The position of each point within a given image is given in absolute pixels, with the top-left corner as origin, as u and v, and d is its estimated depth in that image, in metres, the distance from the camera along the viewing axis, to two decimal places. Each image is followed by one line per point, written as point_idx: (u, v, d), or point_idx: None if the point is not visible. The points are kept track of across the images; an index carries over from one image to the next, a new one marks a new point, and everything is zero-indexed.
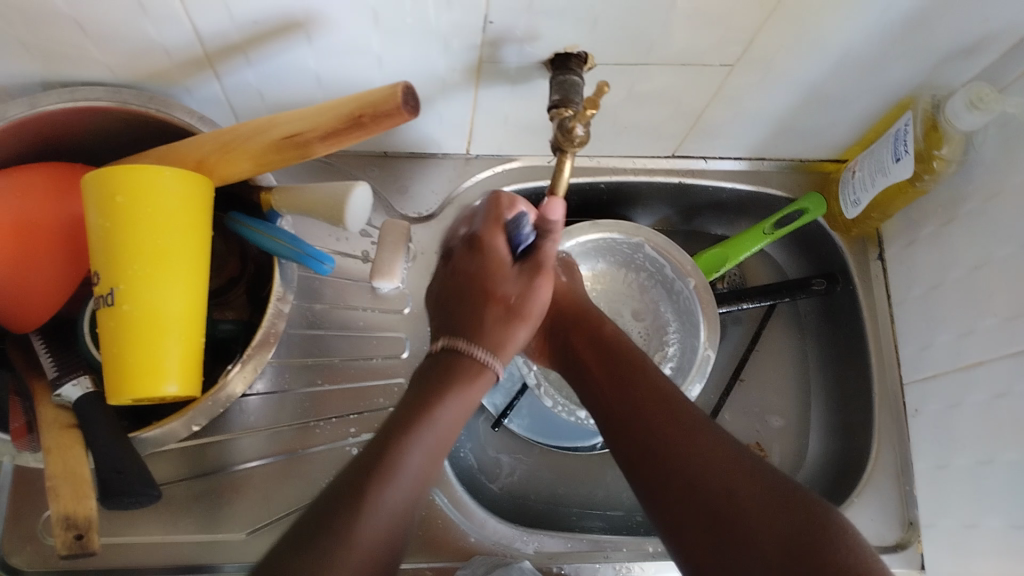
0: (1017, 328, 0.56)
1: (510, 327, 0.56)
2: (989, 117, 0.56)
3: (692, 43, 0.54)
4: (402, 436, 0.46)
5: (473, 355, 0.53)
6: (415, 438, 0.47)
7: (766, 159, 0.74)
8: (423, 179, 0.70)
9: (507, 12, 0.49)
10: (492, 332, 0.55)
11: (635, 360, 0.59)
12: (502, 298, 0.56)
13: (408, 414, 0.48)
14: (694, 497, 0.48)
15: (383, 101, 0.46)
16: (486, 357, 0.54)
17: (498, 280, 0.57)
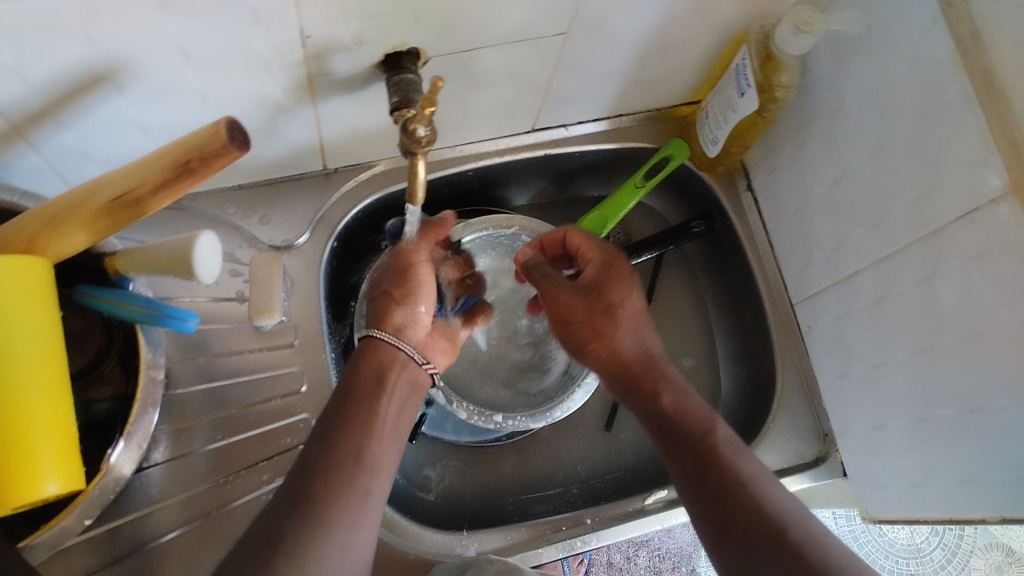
0: (882, 234, 0.58)
1: (411, 310, 0.61)
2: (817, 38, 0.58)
3: (520, 19, 0.53)
4: (329, 460, 0.49)
5: (383, 340, 0.58)
6: (350, 462, 0.50)
7: (624, 115, 0.74)
8: (285, 204, 0.68)
9: (322, 23, 0.47)
10: (397, 316, 0.60)
11: (644, 366, 0.57)
12: (409, 288, 0.61)
13: (327, 438, 0.51)
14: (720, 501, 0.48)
15: (209, 141, 0.43)
16: (393, 339, 0.59)
17: (411, 276, 0.62)
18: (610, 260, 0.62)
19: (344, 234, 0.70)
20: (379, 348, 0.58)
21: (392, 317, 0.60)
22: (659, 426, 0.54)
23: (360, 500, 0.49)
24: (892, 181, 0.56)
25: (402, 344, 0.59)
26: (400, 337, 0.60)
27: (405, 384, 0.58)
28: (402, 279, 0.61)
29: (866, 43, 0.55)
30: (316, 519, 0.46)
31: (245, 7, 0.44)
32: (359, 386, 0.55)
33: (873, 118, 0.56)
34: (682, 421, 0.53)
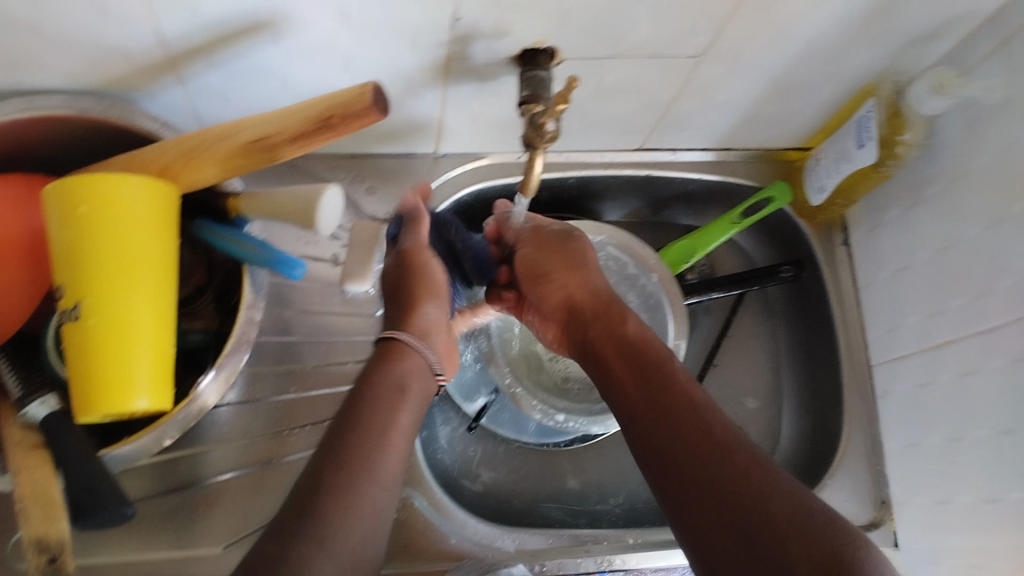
0: (981, 307, 0.57)
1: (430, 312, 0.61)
2: (950, 103, 0.57)
3: (660, 36, 0.54)
4: (359, 434, 0.50)
5: (403, 343, 0.58)
6: (378, 440, 0.50)
7: (732, 150, 0.75)
8: (392, 180, 0.69)
9: (475, 8, 0.49)
10: (421, 322, 0.60)
11: (659, 353, 0.56)
12: (432, 291, 0.62)
13: (355, 411, 0.51)
14: (713, 502, 0.45)
15: (353, 101, 0.45)
16: (415, 342, 0.59)
17: (437, 282, 0.62)
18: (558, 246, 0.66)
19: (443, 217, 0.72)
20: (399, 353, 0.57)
21: (415, 321, 0.60)
22: (657, 428, 0.51)
23: (386, 482, 0.49)
24: (1003, 255, 0.55)
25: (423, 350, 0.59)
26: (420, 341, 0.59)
27: (421, 393, 0.55)
28: (420, 283, 0.61)
29: (1000, 115, 0.55)
30: (347, 494, 0.46)
31: None
32: (371, 392, 0.53)
33: (993, 190, 0.56)
34: (682, 420, 0.50)
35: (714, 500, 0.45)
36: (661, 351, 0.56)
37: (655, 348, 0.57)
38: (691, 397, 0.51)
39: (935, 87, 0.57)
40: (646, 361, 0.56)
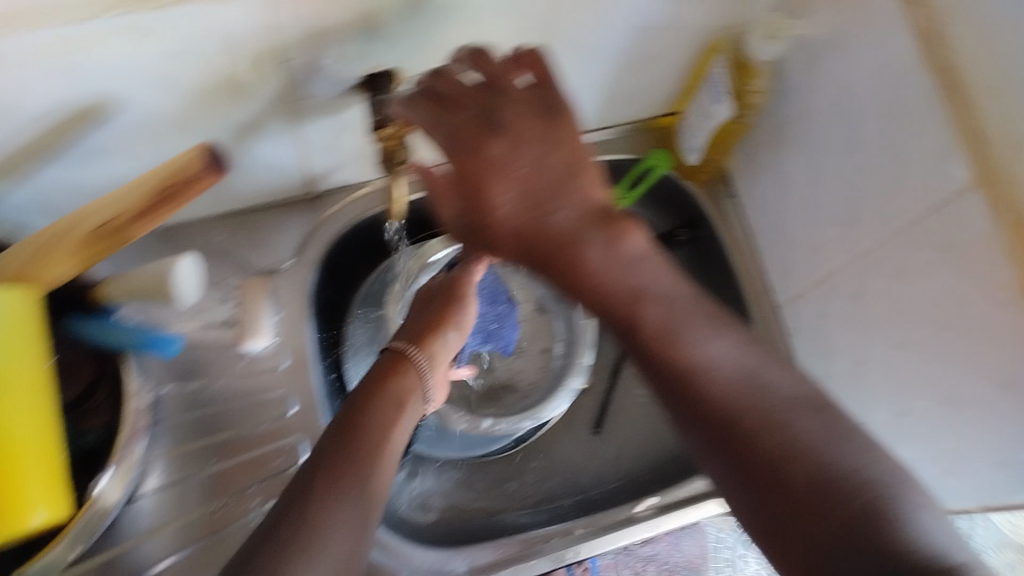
0: (855, 233, 0.58)
1: (444, 338, 0.64)
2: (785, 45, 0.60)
3: (494, 37, 0.54)
4: (335, 479, 0.48)
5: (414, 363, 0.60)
6: (356, 486, 0.48)
7: (607, 127, 0.75)
8: (271, 231, 0.68)
9: (299, 50, 0.48)
10: (433, 343, 0.63)
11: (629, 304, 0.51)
12: (454, 319, 0.65)
13: (336, 454, 0.50)
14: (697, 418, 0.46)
15: (187, 166, 0.44)
16: (425, 369, 0.61)
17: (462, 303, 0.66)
18: (531, 161, 0.51)
19: (333, 255, 0.70)
20: (409, 371, 0.59)
21: (431, 342, 0.63)
22: (695, 421, 0.46)
23: (361, 533, 0.47)
24: (863, 180, 0.56)
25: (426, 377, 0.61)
26: (427, 367, 0.61)
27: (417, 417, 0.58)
28: (447, 307, 0.66)
29: (830, 44, 0.56)
30: (318, 544, 0.43)
31: (217, 37, 0.44)
32: (379, 400, 0.55)
33: (841, 119, 0.57)
34: (693, 402, 0.47)
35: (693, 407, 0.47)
36: (618, 277, 0.52)
37: (586, 269, 0.52)
38: (689, 364, 0.47)
39: (767, 35, 0.59)
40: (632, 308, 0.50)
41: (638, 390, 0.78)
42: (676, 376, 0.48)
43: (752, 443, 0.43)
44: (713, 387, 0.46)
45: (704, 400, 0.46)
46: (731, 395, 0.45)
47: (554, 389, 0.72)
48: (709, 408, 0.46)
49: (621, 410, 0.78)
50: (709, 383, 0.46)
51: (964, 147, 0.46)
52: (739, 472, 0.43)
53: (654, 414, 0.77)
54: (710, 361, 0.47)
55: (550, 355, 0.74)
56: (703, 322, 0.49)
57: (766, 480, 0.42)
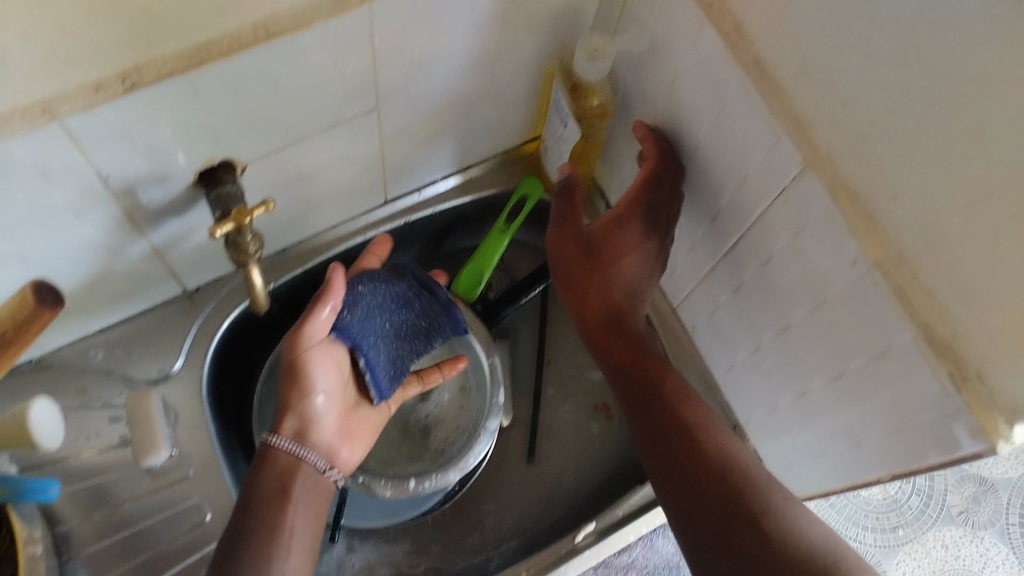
0: (720, 227, 0.59)
1: (308, 412, 0.60)
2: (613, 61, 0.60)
3: (322, 108, 0.54)
4: None
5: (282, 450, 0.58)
6: None
7: (474, 165, 0.76)
8: (151, 338, 0.66)
9: (116, 160, 0.47)
10: (295, 421, 0.60)
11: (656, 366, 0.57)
12: (307, 386, 0.59)
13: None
14: (684, 468, 0.51)
15: (18, 309, 0.42)
16: (296, 449, 0.59)
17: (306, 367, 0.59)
18: (654, 256, 0.60)
19: (223, 347, 0.68)
20: (279, 457, 0.58)
21: (292, 420, 0.60)
22: (681, 471, 0.51)
23: None
24: (713, 178, 0.57)
25: (307, 452, 0.59)
26: (302, 444, 0.59)
27: (309, 490, 0.58)
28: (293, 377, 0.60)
29: (654, 53, 0.57)
30: None
31: (27, 164, 0.43)
32: (258, 502, 0.55)
33: (681, 122, 0.58)
34: (691, 451, 0.51)
35: (682, 450, 0.51)
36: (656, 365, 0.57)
37: (671, 366, 0.57)
38: (694, 421, 0.53)
39: (590, 56, 0.59)
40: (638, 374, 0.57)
41: (565, 407, 0.77)
42: (676, 437, 0.52)
43: (736, 500, 0.48)
44: (715, 445, 0.51)
45: (684, 455, 0.51)
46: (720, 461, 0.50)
47: (474, 433, 0.70)
48: (699, 459, 0.51)
49: (552, 430, 0.76)
50: (706, 441, 0.52)
51: (786, 132, 0.48)
52: (731, 521, 0.47)
53: (585, 427, 0.76)
54: (707, 417, 0.54)
55: (467, 392, 0.73)
56: (724, 425, 0.54)
57: (758, 534, 0.46)
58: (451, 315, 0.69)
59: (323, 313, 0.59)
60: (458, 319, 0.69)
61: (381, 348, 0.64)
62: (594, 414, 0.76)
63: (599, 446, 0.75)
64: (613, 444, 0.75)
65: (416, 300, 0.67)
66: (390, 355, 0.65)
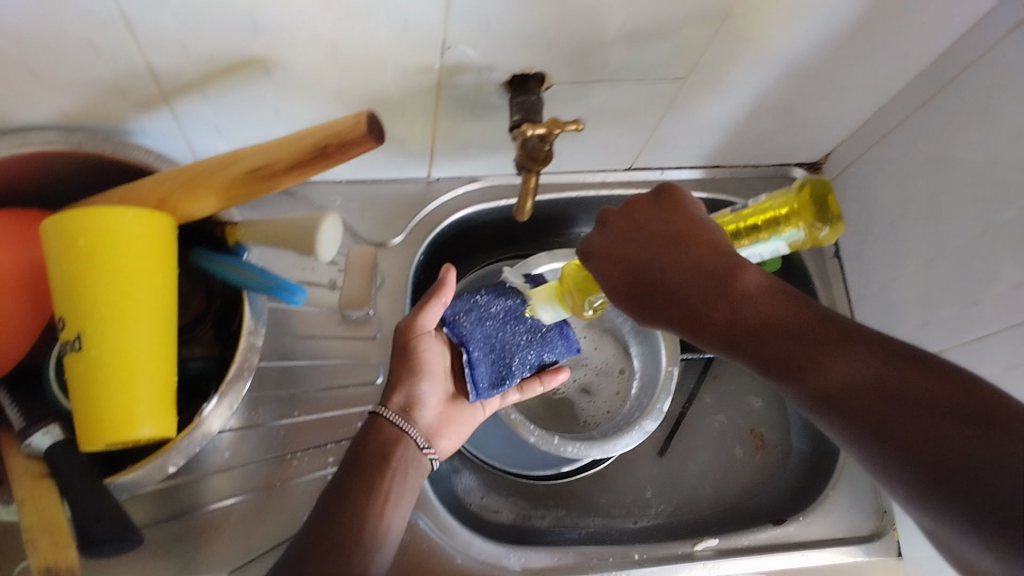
0: (975, 314, 0.58)
1: (417, 390, 0.62)
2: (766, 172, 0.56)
3: (645, 59, 0.55)
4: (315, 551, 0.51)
5: (389, 419, 0.60)
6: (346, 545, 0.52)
7: (720, 166, 0.76)
8: (384, 204, 0.70)
9: (463, 37, 0.50)
10: (402, 397, 0.61)
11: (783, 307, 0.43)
12: (417, 369, 0.62)
13: (320, 520, 0.54)
14: (873, 429, 0.38)
15: (349, 129, 0.46)
16: (401, 422, 0.60)
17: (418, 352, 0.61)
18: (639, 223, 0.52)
19: (438, 238, 0.73)
20: (384, 428, 0.59)
21: (398, 397, 0.61)
22: (907, 433, 0.37)
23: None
24: (992, 265, 0.56)
25: (410, 427, 0.60)
26: (408, 419, 0.61)
27: (408, 461, 0.59)
28: (406, 362, 0.61)
29: (979, 126, 0.56)
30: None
31: (399, 12, 0.47)
32: (362, 467, 0.57)
33: (979, 200, 0.57)
34: (889, 411, 0.38)
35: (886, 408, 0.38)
36: (785, 312, 0.43)
37: (771, 312, 0.44)
38: (828, 374, 0.40)
39: None
40: (660, 292, 0.49)
41: (717, 417, 0.79)
42: (792, 347, 0.42)
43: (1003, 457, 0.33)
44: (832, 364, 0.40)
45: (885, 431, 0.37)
46: (785, 309, 0.43)
47: (632, 423, 0.69)
48: (886, 407, 0.38)
49: (695, 433, 0.78)
50: (834, 368, 0.40)
51: None
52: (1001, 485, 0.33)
53: (730, 446, 0.78)
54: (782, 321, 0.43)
55: (627, 376, 0.76)
56: (830, 329, 0.42)
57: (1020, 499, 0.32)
58: (563, 333, 0.69)
59: (434, 308, 0.61)
60: (571, 338, 0.69)
61: (488, 353, 0.65)
62: (743, 438, 0.78)
63: (736, 468, 0.77)
64: (751, 475, 0.76)
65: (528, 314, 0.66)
66: (499, 362, 0.65)
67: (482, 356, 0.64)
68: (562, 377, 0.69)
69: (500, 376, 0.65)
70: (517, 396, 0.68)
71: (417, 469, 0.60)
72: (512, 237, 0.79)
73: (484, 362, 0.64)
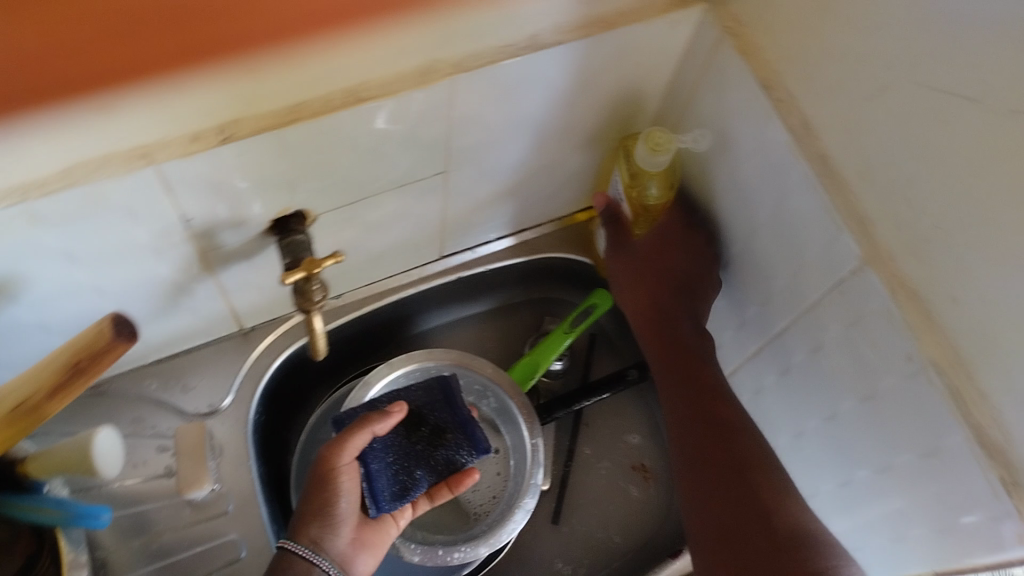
0: (774, 307, 0.61)
1: (331, 516, 0.58)
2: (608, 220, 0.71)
3: (394, 169, 0.57)
4: None
5: (298, 555, 0.56)
6: None
7: (526, 230, 0.78)
8: (203, 370, 0.68)
9: (200, 206, 0.50)
10: (317, 525, 0.58)
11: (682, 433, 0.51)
12: (331, 497, 0.59)
13: None
14: None
15: (95, 339, 0.44)
16: (310, 554, 0.56)
17: (333, 482, 0.58)
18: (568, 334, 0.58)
19: (272, 385, 0.70)
20: (294, 563, 0.56)
21: (311, 528, 0.58)
22: None
23: None
24: (770, 262, 0.59)
25: (321, 558, 0.57)
26: (318, 551, 0.57)
27: None
28: (321, 491, 0.58)
29: (717, 137, 0.60)
30: None
31: (119, 207, 0.46)
32: None
33: (739, 206, 0.60)
34: None
35: None
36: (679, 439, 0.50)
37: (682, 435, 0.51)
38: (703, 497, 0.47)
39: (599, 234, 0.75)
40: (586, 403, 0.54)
41: (602, 464, 0.79)
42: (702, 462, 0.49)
43: None
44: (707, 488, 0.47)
45: None
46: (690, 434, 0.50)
47: (511, 507, 0.70)
48: None
49: (586, 487, 0.77)
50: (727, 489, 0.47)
51: (848, 228, 0.50)
52: None
53: (624, 488, 0.78)
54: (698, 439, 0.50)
55: (504, 454, 0.75)
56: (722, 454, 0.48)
57: None
58: (471, 433, 0.64)
59: (362, 436, 0.59)
60: (479, 437, 0.64)
61: (388, 462, 0.62)
62: (631, 477, 0.78)
63: (634, 509, 0.77)
64: (649, 512, 0.77)
65: (435, 415, 0.64)
66: (400, 472, 0.62)
67: (383, 467, 0.62)
68: (468, 481, 0.64)
69: (403, 488, 0.62)
70: (427, 505, 0.66)
71: None
72: (353, 357, 0.77)
73: (383, 475, 0.61)
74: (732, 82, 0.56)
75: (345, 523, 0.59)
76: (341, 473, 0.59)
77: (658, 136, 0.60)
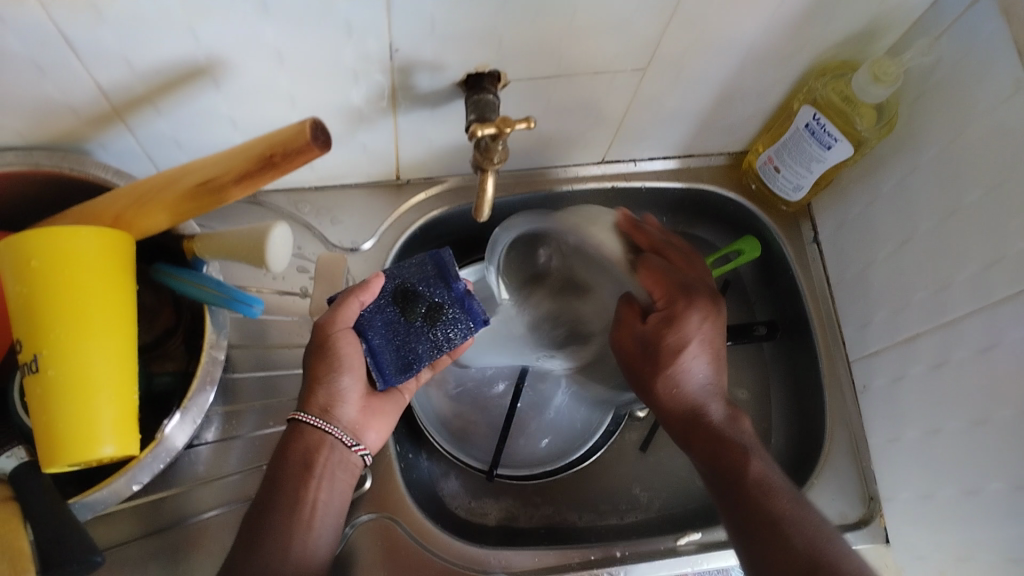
0: (947, 297, 0.57)
1: (337, 385, 0.56)
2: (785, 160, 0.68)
3: (598, 52, 0.55)
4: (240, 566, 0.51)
5: (308, 424, 0.56)
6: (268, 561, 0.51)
7: (693, 157, 0.75)
8: (354, 209, 0.70)
9: (410, 38, 0.49)
10: (322, 396, 0.56)
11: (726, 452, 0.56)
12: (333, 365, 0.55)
13: (247, 536, 0.53)
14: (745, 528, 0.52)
15: (292, 139, 0.45)
16: (321, 423, 0.56)
17: (333, 350, 0.55)
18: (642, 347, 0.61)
19: (410, 241, 0.72)
20: (305, 434, 0.56)
21: (317, 396, 0.56)
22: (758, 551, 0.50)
23: None
24: (961, 248, 0.55)
25: (330, 426, 0.56)
26: (329, 420, 0.56)
27: (333, 465, 0.56)
28: (318, 361, 0.55)
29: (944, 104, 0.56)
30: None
31: (340, 17, 0.46)
32: (282, 476, 0.55)
33: (946, 182, 0.56)
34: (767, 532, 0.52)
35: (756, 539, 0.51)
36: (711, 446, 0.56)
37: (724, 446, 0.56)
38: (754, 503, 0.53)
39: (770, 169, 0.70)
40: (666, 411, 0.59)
41: None
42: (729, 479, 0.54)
43: None
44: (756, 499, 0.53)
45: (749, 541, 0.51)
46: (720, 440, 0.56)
47: None
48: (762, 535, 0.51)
49: None
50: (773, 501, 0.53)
51: None
52: None
53: None
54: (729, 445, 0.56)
55: None
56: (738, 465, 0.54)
57: None
58: (467, 306, 0.57)
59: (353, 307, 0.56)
60: (475, 309, 0.57)
61: (389, 337, 0.57)
62: None
63: None
64: None
65: (429, 293, 0.57)
66: (401, 349, 0.57)
67: (385, 343, 0.57)
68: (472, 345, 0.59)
69: (406, 364, 0.57)
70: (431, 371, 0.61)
71: (345, 469, 0.57)
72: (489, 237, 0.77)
73: (387, 347, 0.57)
74: (987, 45, 0.51)
75: (350, 392, 0.57)
76: (340, 343, 0.55)
77: (886, 65, 0.56)
